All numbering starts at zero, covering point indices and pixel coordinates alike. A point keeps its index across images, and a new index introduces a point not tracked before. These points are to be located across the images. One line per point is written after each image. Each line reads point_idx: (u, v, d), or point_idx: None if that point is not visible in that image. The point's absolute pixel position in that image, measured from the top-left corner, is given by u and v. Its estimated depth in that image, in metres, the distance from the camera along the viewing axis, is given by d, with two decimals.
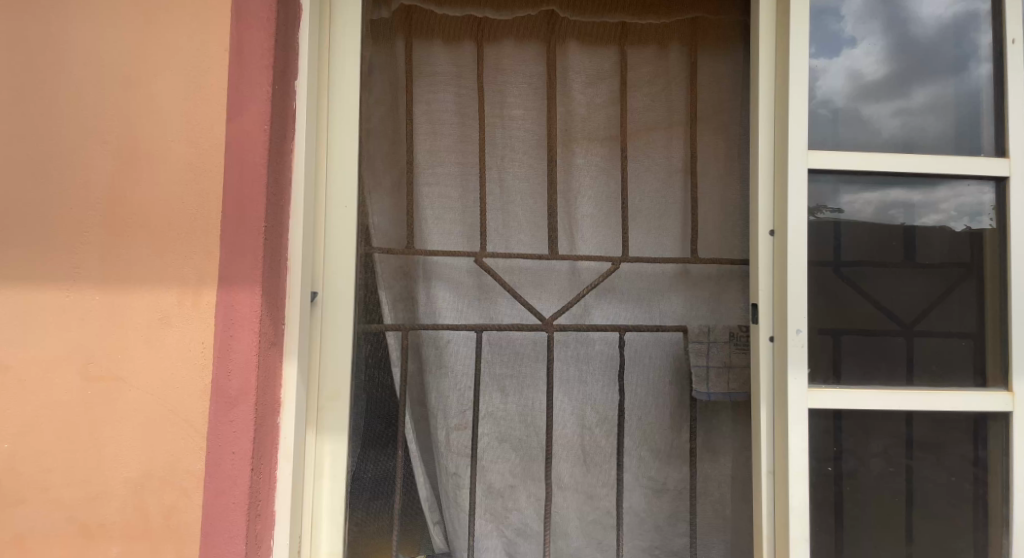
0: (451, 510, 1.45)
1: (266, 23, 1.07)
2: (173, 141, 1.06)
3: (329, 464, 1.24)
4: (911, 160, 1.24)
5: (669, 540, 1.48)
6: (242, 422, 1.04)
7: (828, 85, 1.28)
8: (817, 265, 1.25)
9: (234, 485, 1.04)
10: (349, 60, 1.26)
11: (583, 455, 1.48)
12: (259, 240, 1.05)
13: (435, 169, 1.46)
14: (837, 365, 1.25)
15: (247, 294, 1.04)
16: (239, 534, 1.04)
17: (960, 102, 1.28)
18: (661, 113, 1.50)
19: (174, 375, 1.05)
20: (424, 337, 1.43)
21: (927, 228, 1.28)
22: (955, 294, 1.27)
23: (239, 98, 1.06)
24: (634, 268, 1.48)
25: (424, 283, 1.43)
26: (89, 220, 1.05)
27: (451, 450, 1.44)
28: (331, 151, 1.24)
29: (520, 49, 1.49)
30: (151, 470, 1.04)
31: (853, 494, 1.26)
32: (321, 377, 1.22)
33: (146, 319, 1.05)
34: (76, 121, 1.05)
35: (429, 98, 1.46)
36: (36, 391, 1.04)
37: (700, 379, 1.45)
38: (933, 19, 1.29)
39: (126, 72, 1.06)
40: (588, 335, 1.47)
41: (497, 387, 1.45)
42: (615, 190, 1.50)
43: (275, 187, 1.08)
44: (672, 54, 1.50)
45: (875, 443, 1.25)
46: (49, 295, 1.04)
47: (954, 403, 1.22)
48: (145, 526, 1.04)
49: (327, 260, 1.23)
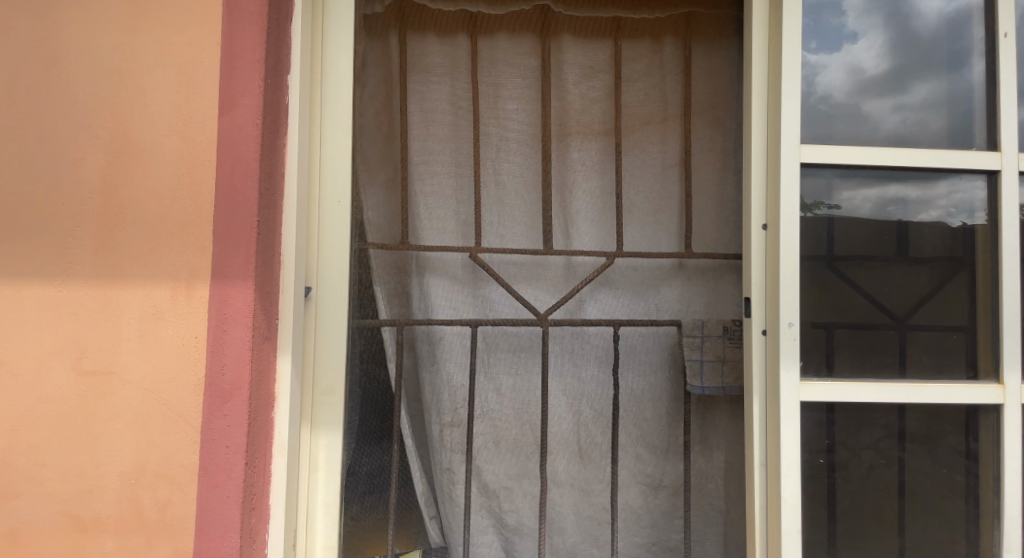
0: (446, 505, 1.46)
1: (258, 18, 1.07)
2: (165, 136, 1.06)
3: (325, 457, 1.24)
4: (905, 155, 1.24)
5: (665, 536, 1.49)
6: (236, 416, 1.05)
7: (827, 81, 1.29)
8: (811, 260, 1.25)
9: (228, 478, 1.04)
10: (341, 53, 1.25)
11: (579, 451, 1.49)
12: (252, 234, 1.05)
13: (429, 164, 1.47)
14: (830, 358, 1.25)
15: (240, 289, 1.05)
16: (235, 527, 1.04)
17: (956, 98, 1.28)
18: (655, 106, 1.51)
19: (167, 368, 1.05)
20: (418, 333, 1.44)
21: (919, 223, 1.29)
22: (947, 289, 1.28)
23: (230, 93, 1.06)
24: (628, 263, 1.49)
25: (417, 278, 1.45)
26: (82, 214, 1.05)
27: (445, 446, 1.46)
28: (324, 146, 1.24)
29: (514, 43, 1.49)
30: (146, 464, 1.05)
31: (845, 485, 1.28)
32: (316, 370, 1.22)
33: (138, 313, 1.05)
34: (68, 117, 1.06)
35: (423, 93, 1.47)
36: (32, 387, 1.05)
37: (694, 373, 1.42)
38: (932, 14, 1.30)
39: (115, 66, 1.07)
40: (583, 330, 1.49)
41: (492, 384, 1.47)
42: (610, 186, 1.51)
43: (268, 182, 1.08)
44: (666, 47, 1.50)
45: (866, 436, 1.26)
46: (43, 290, 1.05)
47: (946, 395, 1.22)
48: (139, 520, 1.05)
49: (322, 254, 1.23)
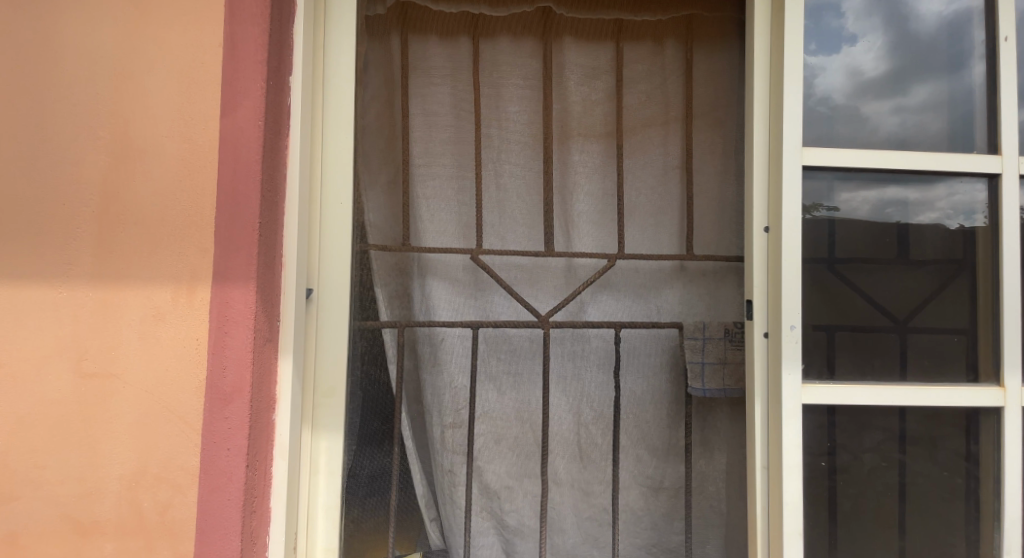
0: (447, 506, 1.46)
1: (260, 18, 1.07)
2: (166, 137, 1.06)
3: (326, 460, 1.23)
4: (906, 158, 1.24)
5: (665, 538, 1.49)
6: (237, 419, 1.04)
7: (827, 83, 1.29)
8: (811, 262, 1.25)
9: (229, 481, 1.04)
10: (343, 54, 1.25)
11: (579, 452, 1.48)
12: (253, 235, 1.05)
13: (430, 165, 1.46)
14: (831, 361, 1.25)
15: (242, 291, 1.04)
16: (235, 530, 1.04)
17: (956, 100, 1.28)
18: (656, 108, 1.51)
19: (168, 370, 1.05)
20: (419, 335, 1.44)
21: (920, 225, 1.29)
22: (948, 291, 1.28)
23: (231, 94, 1.06)
24: (629, 265, 1.49)
25: (418, 279, 1.44)
26: (83, 215, 1.05)
27: (446, 447, 1.45)
28: (325, 147, 1.23)
29: (516, 44, 1.49)
30: (146, 467, 1.04)
31: (845, 489, 1.28)
32: (317, 372, 1.22)
33: (139, 315, 1.05)
34: (69, 118, 1.05)
35: (424, 95, 1.47)
36: (31, 389, 1.04)
37: (695, 375, 1.42)
38: (932, 16, 1.30)
39: (117, 67, 1.06)
40: (583, 331, 1.48)
41: (493, 384, 1.47)
42: (610, 188, 1.51)
43: (270, 183, 1.08)
44: (668, 49, 1.50)
45: (867, 439, 1.26)
46: (42, 292, 1.04)
47: (947, 398, 1.22)
48: (140, 523, 1.04)
49: (324, 256, 1.23)
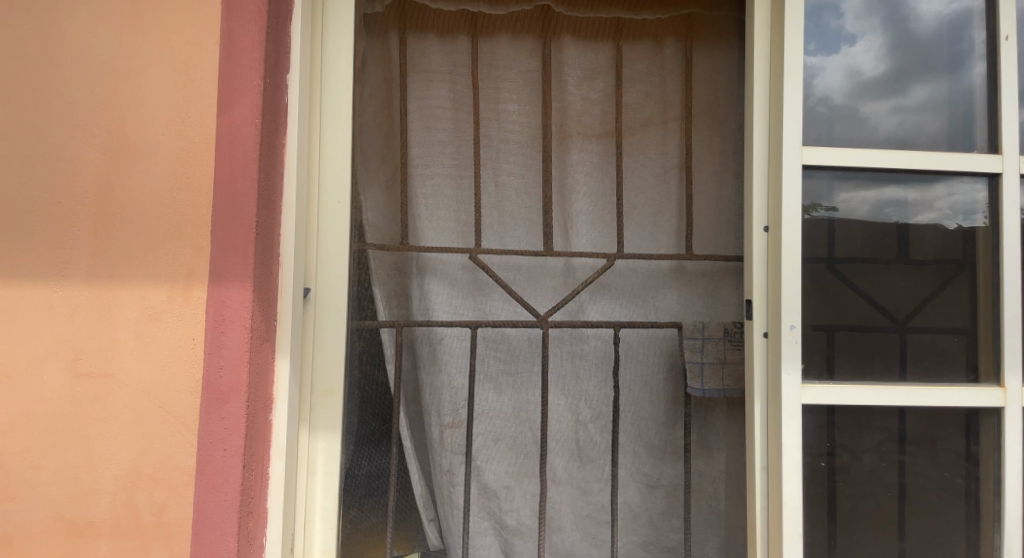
0: (445, 506, 1.45)
1: (257, 16, 1.06)
2: (162, 135, 1.05)
3: (323, 460, 1.22)
4: (906, 158, 1.24)
5: (663, 536, 1.48)
6: (233, 419, 1.03)
7: (826, 83, 1.28)
8: (811, 262, 1.25)
9: (226, 481, 1.03)
10: (341, 53, 1.24)
11: (577, 451, 1.48)
12: (250, 234, 1.04)
13: (429, 165, 1.46)
14: (831, 361, 1.25)
15: (238, 291, 1.04)
16: (232, 531, 1.03)
17: (956, 101, 1.28)
18: (655, 107, 1.50)
19: (164, 370, 1.04)
20: (418, 335, 1.43)
21: (920, 225, 1.29)
22: (948, 291, 1.28)
23: (228, 93, 1.05)
24: (628, 264, 1.48)
25: (417, 279, 1.44)
26: (78, 214, 1.04)
27: (445, 447, 1.45)
28: (323, 146, 1.23)
29: (515, 43, 1.48)
30: (142, 467, 1.04)
31: (845, 489, 1.28)
32: (315, 372, 1.21)
33: (135, 314, 1.04)
34: (65, 115, 1.05)
35: (423, 94, 1.46)
36: (26, 389, 1.03)
37: (695, 375, 1.42)
38: (932, 16, 1.30)
39: (112, 65, 1.05)
40: (582, 331, 1.48)
41: (492, 384, 1.46)
42: (609, 187, 1.50)
43: (267, 183, 1.07)
44: (667, 49, 1.50)
45: (867, 439, 1.26)
46: (37, 291, 1.03)
47: (947, 398, 1.22)
48: (135, 524, 1.04)
49: (321, 256, 1.22)
